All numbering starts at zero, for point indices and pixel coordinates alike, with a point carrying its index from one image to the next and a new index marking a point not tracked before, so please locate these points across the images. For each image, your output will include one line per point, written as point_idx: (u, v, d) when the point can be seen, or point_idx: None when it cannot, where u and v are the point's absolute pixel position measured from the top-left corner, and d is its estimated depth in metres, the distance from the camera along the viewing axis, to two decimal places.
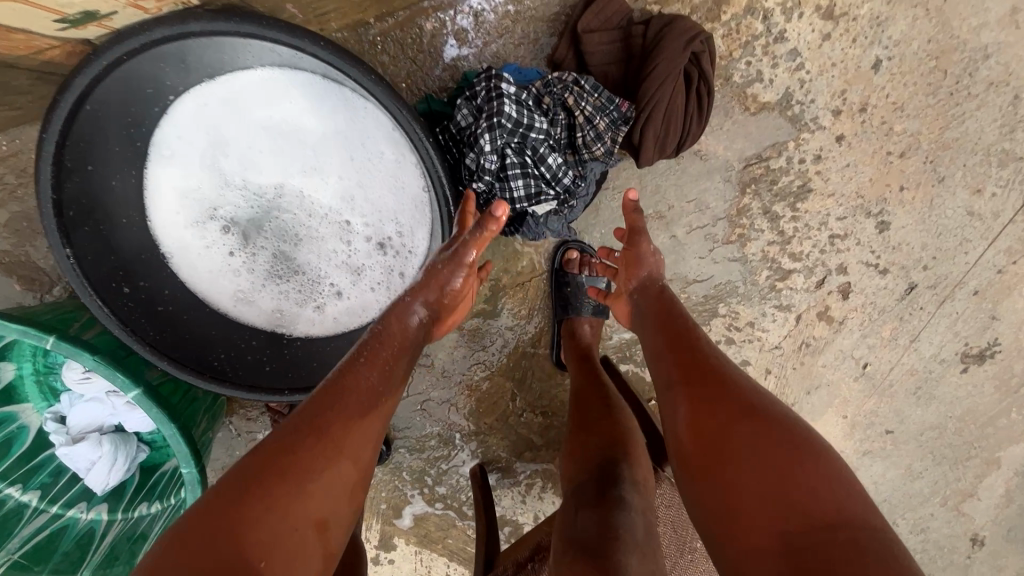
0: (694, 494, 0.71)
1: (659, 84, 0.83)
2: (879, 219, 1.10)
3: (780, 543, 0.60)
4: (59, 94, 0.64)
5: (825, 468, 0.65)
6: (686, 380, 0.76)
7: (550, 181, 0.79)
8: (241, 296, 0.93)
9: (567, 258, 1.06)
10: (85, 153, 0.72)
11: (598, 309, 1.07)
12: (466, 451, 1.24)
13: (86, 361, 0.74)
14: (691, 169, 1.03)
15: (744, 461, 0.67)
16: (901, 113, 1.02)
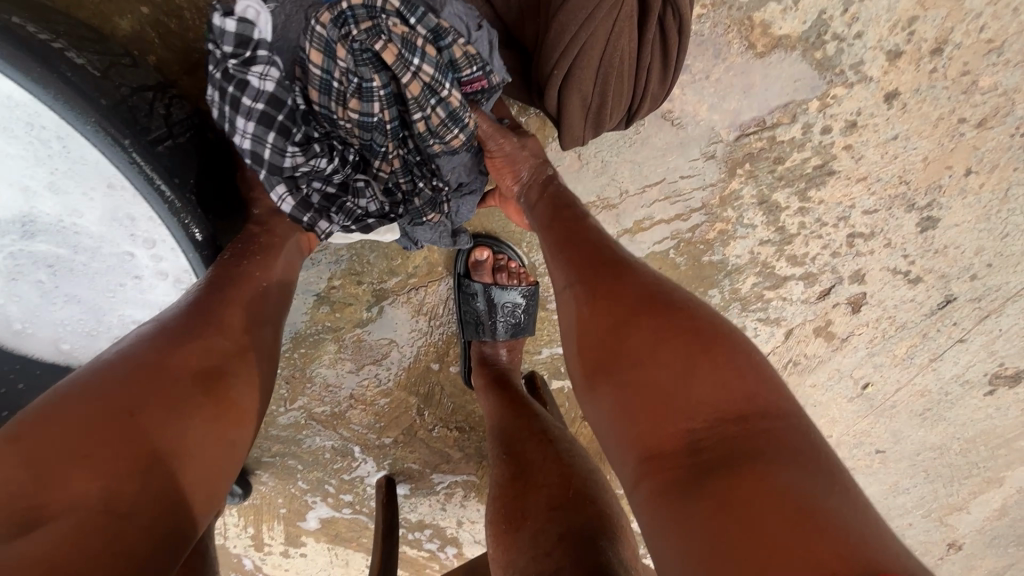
0: (603, 424, 0.46)
1: (586, 19, 0.48)
2: (925, 215, 0.77)
3: (696, 449, 0.40)
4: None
5: (748, 358, 0.44)
6: (578, 282, 0.52)
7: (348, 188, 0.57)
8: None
9: (474, 259, 0.80)
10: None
11: (515, 330, 0.82)
12: (371, 462, 1.05)
13: None
14: (655, 139, 0.69)
15: (651, 365, 0.44)
16: (996, 58, 0.65)
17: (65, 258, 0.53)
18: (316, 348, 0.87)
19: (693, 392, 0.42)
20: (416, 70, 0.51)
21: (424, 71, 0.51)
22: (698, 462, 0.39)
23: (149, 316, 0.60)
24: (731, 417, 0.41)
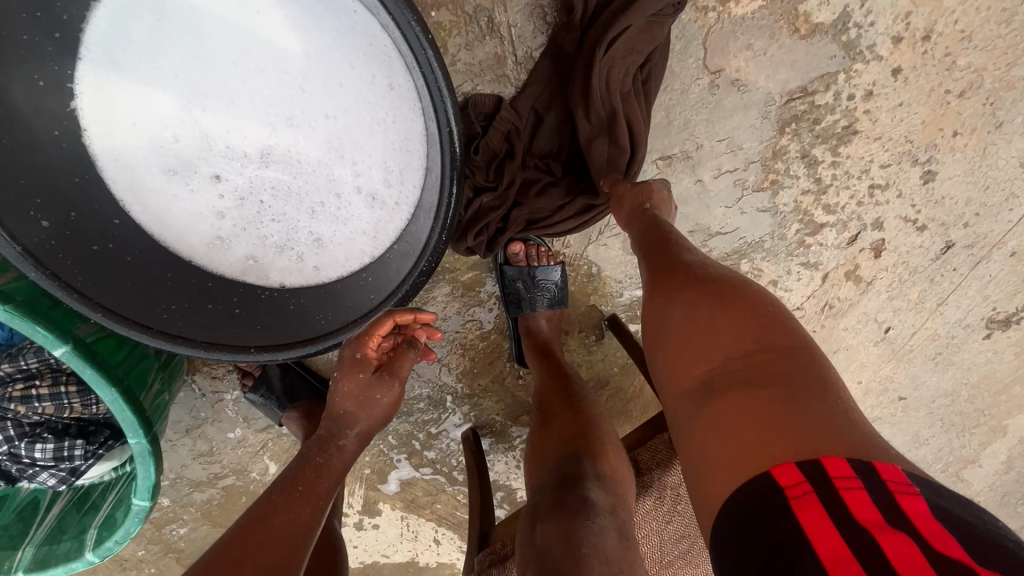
0: (676, 318, 0.62)
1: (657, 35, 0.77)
2: (925, 169, 0.99)
3: (709, 382, 0.55)
4: None
5: (782, 326, 0.56)
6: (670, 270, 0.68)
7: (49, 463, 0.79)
8: (209, 243, 0.76)
9: (511, 251, 0.97)
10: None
11: (554, 302, 0.99)
12: (458, 414, 1.14)
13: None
14: (725, 102, 0.89)
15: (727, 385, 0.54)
16: (966, 45, 0.89)
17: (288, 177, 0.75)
18: (431, 291, 1.01)
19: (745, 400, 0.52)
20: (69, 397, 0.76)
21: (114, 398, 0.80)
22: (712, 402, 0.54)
23: (329, 232, 0.78)
24: (759, 364, 0.53)
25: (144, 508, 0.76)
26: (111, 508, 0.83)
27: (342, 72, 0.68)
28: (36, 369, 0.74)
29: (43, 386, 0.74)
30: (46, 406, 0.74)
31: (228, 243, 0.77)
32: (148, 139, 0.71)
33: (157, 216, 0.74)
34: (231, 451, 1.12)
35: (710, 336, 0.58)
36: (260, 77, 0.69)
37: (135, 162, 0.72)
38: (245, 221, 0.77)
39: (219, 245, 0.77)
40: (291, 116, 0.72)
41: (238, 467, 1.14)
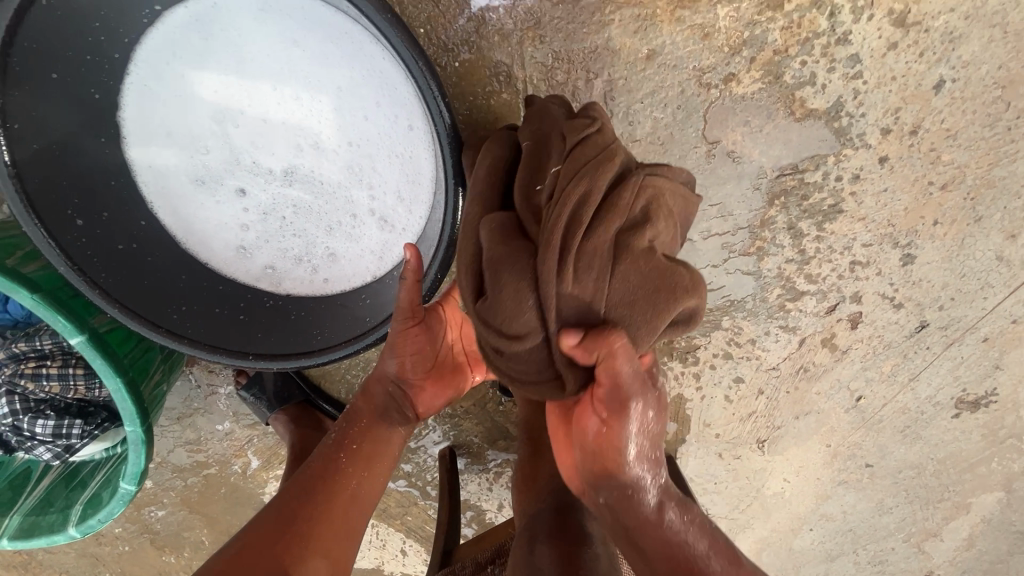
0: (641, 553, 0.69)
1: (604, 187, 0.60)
2: (905, 251, 1.04)
3: None
4: None
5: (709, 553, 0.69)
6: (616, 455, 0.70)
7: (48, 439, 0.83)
8: (233, 251, 0.83)
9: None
10: (45, 59, 0.61)
11: None
12: (438, 432, 1.18)
13: (22, 297, 0.65)
14: (720, 170, 0.95)
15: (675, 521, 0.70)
16: (952, 142, 0.94)
17: (308, 198, 0.82)
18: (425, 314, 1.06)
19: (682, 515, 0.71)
20: (74, 380, 0.81)
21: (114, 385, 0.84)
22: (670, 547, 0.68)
23: (343, 250, 0.84)
24: None
25: (130, 492, 0.81)
26: (99, 486, 0.88)
27: (366, 107, 0.75)
28: (49, 350, 0.79)
29: (54, 366, 0.79)
30: (54, 385, 0.80)
31: (249, 252, 0.84)
32: (185, 153, 0.79)
33: (186, 223, 0.81)
34: (217, 442, 1.16)
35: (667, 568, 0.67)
36: (293, 109, 0.77)
37: (172, 173, 0.79)
38: (267, 233, 0.84)
39: (240, 252, 0.84)
40: (316, 144, 0.78)
41: (222, 458, 1.19)
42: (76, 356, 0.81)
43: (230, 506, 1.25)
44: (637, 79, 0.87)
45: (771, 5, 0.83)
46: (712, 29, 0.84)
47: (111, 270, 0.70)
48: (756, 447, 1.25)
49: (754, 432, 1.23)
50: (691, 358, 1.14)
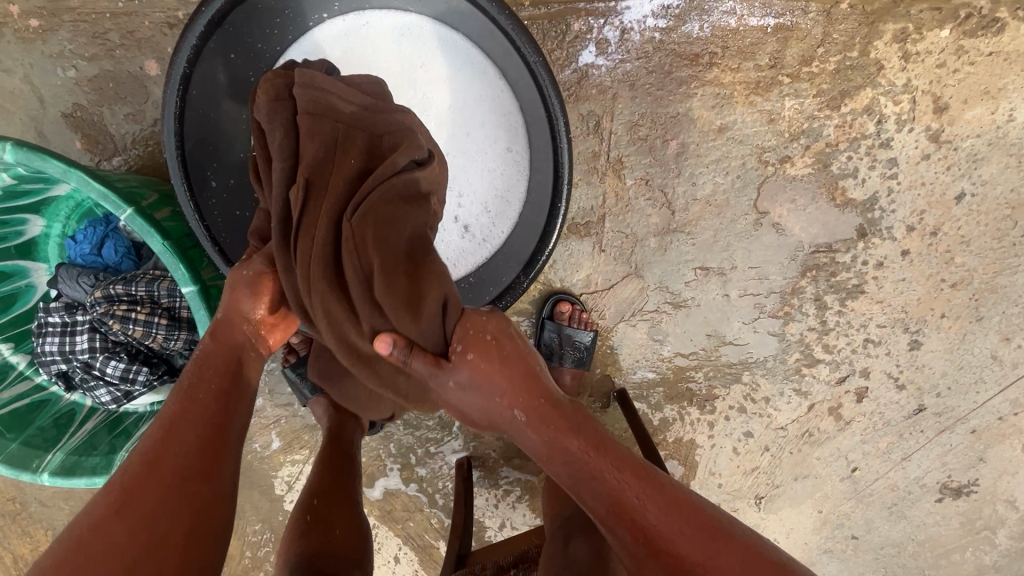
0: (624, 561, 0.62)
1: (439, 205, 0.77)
2: (913, 337, 1.15)
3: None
4: None
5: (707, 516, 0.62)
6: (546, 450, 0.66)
7: (113, 382, 0.87)
8: None
9: (557, 309, 1.08)
10: (229, 39, 0.73)
11: (579, 363, 1.10)
12: (459, 441, 1.22)
13: (153, 243, 0.71)
14: (763, 238, 1.06)
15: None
16: (965, 247, 1.07)
17: None
18: None
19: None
20: (156, 329, 0.85)
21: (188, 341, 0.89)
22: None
23: None
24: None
25: None
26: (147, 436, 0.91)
27: (473, 125, 0.85)
28: (141, 297, 0.84)
29: (141, 313, 0.84)
30: (137, 331, 0.84)
31: None
32: None
33: None
34: None
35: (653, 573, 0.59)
36: None
37: None
38: None
39: None
40: None
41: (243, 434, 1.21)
42: (162, 306, 0.86)
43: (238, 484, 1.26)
44: (707, 146, 0.98)
45: (831, 105, 0.96)
46: (778, 116, 0.96)
47: (228, 234, 0.77)
48: (754, 503, 1.31)
49: (755, 488, 1.29)
50: (709, 407, 1.21)
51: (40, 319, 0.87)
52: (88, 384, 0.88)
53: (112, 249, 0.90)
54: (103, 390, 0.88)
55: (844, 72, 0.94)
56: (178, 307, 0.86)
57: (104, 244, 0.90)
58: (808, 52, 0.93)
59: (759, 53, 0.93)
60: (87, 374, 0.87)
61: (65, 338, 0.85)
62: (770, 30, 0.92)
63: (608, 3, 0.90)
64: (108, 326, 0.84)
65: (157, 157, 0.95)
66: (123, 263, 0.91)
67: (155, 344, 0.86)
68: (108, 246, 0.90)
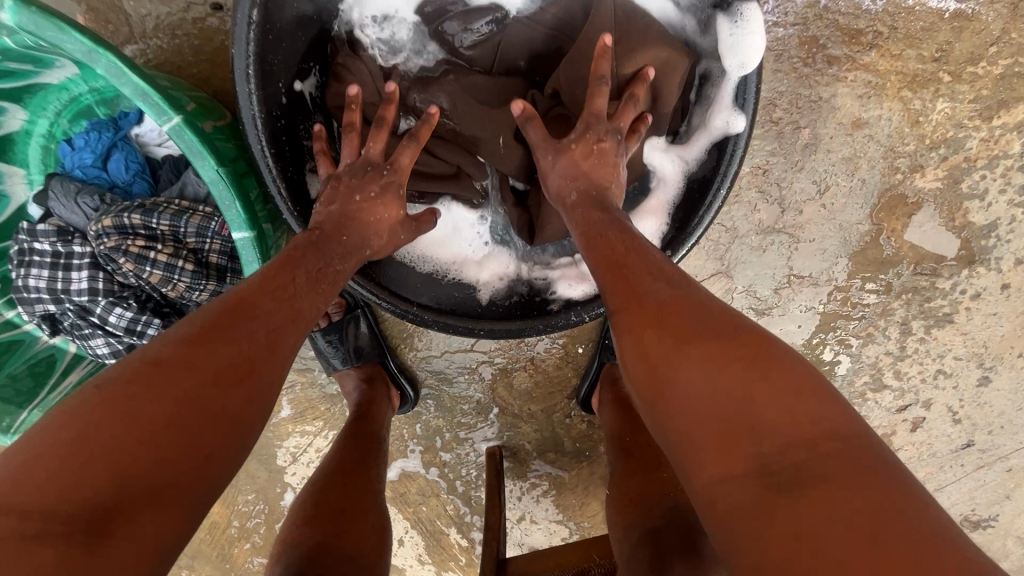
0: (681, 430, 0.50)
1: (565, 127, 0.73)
2: (983, 374, 1.10)
3: (770, 472, 0.45)
4: None
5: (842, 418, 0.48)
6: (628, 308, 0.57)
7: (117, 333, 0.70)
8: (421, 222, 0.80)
9: None
10: None
11: None
12: (493, 429, 1.11)
13: (205, 167, 0.55)
14: (869, 252, 0.96)
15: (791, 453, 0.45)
16: None
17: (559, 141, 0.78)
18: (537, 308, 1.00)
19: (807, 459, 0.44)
20: (177, 274, 0.68)
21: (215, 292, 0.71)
22: (775, 491, 0.44)
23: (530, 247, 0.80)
24: (811, 432, 0.46)
25: None
26: None
27: None
28: (163, 231, 0.66)
29: (163, 253, 0.67)
30: (155, 275, 0.67)
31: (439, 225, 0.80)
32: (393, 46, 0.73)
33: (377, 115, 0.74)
34: None
35: (719, 403, 0.48)
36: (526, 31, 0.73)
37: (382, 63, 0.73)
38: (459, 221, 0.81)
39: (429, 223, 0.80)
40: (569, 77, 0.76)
41: None
42: (187, 247, 0.68)
43: None
44: (840, 141, 0.86)
45: (983, 115, 0.85)
46: (926, 118, 0.85)
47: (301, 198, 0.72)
48: None
49: None
50: None
51: (25, 244, 0.69)
52: (85, 332, 0.71)
53: (122, 163, 0.71)
54: (104, 341, 0.71)
55: (1008, 79, 0.83)
56: (206, 250, 0.69)
57: (111, 156, 0.71)
58: (978, 50, 0.81)
59: (927, 42, 0.80)
60: (84, 319, 0.70)
61: (58, 269, 0.68)
62: (945, 17, 0.79)
63: None
64: (117, 264, 0.66)
65: (190, 53, 0.76)
66: (135, 182, 0.71)
67: (176, 292, 0.69)
68: (116, 159, 0.70)
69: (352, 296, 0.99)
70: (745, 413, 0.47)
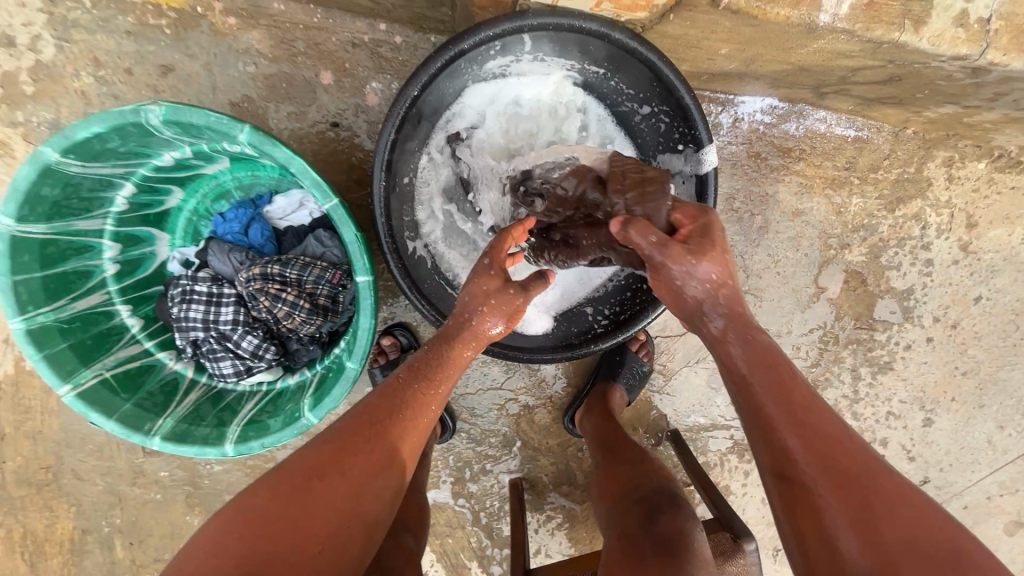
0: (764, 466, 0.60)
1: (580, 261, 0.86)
2: (926, 415, 1.31)
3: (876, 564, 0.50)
4: (454, 45, 0.75)
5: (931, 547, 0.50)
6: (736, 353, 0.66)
7: (248, 355, 0.92)
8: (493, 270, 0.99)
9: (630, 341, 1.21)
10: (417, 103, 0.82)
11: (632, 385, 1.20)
12: (515, 461, 1.28)
13: (348, 233, 0.79)
14: (818, 309, 1.21)
15: (809, 424, 0.59)
16: (976, 342, 1.26)
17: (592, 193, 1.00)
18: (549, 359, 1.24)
19: (811, 416, 0.60)
20: (296, 312, 0.90)
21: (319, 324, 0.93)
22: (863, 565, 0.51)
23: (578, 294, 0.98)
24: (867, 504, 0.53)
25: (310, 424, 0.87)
26: (257, 414, 0.94)
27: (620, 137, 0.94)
28: (291, 279, 0.90)
29: (292, 293, 0.90)
30: (283, 310, 0.89)
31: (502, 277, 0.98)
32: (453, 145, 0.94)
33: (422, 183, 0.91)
34: None
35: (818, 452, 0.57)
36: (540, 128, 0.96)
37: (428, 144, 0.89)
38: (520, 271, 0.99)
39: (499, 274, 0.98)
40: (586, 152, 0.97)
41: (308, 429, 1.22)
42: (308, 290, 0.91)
43: None
44: (785, 225, 1.14)
45: (888, 208, 1.15)
46: (846, 210, 1.14)
47: (416, 271, 0.88)
48: (771, 554, 1.38)
49: (775, 538, 1.37)
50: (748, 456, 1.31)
51: (181, 285, 0.92)
52: (220, 357, 0.92)
53: (254, 230, 0.96)
54: (229, 355, 0.92)
55: (901, 183, 1.13)
56: (319, 293, 0.92)
57: (249, 219, 0.97)
58: (876, 161, 1.12)
59: (837, 156, 1.11)
60: (220, 340, 0.91)
61: (210, 307, 0.90)
62: (848, 139, 1.10)
63: (728, 95, 1.05)
64: (257, 301, 0.89)
65: (307, 154, 1.03)
66: (268, 238, 0.97)
67: (291, 322, 0.91)
68: (254, 226, 0.96)
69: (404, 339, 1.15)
70: (792, 437, 0.58)
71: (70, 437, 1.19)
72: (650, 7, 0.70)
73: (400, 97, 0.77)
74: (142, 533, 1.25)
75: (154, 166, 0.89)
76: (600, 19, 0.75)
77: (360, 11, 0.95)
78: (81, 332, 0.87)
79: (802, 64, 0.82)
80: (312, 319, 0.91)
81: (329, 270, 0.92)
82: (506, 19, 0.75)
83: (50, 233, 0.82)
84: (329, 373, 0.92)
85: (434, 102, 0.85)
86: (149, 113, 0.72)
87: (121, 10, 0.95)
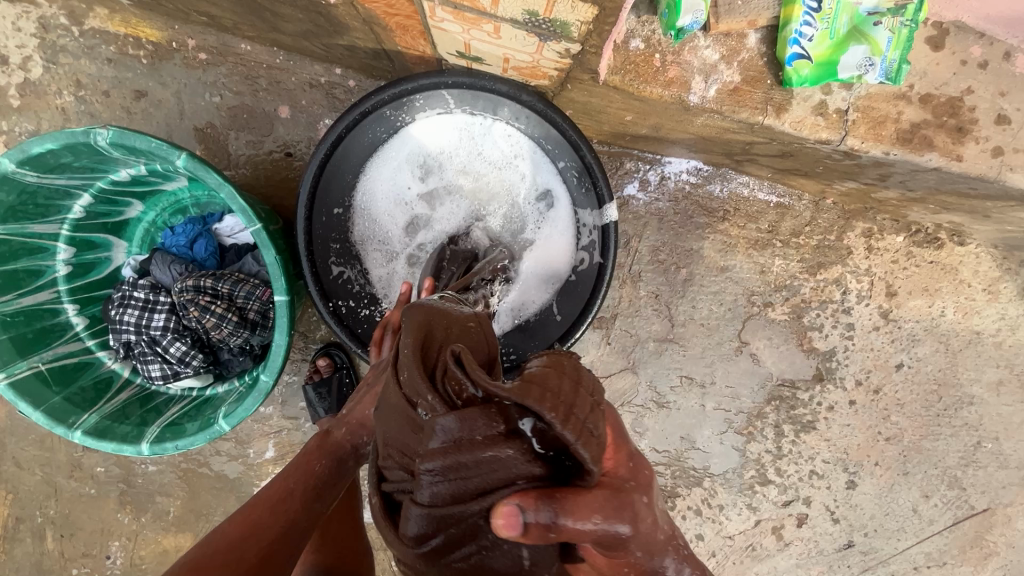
0: None
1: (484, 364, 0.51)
2: (849, 477, 1.32)
3: None
4: (375, 94, 0.83)
5: None
6: None
7: (175, 361, 0.98)
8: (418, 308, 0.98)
9: None
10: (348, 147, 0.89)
11: None
12: None
13: (268, 254, 0.86)
14: (741, 363, 1.25)
15: None
16: (899, 409, 1.28)
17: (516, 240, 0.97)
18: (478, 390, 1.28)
19: None
20: (224, 325, 0.96)
21: (246, 338, 0.99)
22: None
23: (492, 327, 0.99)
24: None
25: (222, 431, 0.92)
26: (178, 417, 0.99)
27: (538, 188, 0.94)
28: (222, 293, 0.97)
29: (220, 307, 0.96)
30: (210, 322, 0.96)
31: None
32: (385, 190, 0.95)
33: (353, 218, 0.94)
34: (251, 421, 1.26)
35: None
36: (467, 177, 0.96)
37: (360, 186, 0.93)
38: None
39: None
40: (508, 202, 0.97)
41: (242, 437, 1.27)
42: (238, 305, 0.98)
43: (217, 486, 1.28)
44: (709, 280, 1.20)
45: (808, 271, 1.20)
46: (767, 269, 1.19)
47: (338, 296, 0.93)
48: None
49: None
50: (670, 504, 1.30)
51: (125, 292, 1.00)
52: (150, 360, 0.99)
53: (198, 245, 1.03)
54: (159, 360, 0.99)
55: (821, 249, 1.19)
56: (248, 309, 0.98)
57: (196, 235, 1.04)
58: (797, 227, 1.18)
59: (759, 220, 1.18)
60: (153, 344, 0.98)
61: (145, 313, 0.98)
62: (770, 204, 1.18)
63: (655, 155, 1.14)
64: (187, 311, 0.96)
65: (260, 179, 1.11)
66: (211, 254, 1.04)
67: (218, 334, 0.97)
68: (199, 242, 1.03)
69: (339, 358, 1.22)
70: None
71: (16, 424, 1.25)
72: (548, 77, 0.76)
73: (323, 140, 0.85)
74: (71, 526, 1.28)
75: (112, 180, 0.97)
76: (508, 82, 0.83)
77: (316, 57, 1.04)
78: (24, 325, 0.95)
79: (702, 134, 0.89)
80: (238, 333, 0.98)
81: (260, 288, 0.99)
82: (425, 76, 0.83)
83: (5, 234, 0.90)
84: (248, 385, 0.97)
85: (365, 145, 0.91)
86: (96, 136, 0.81)
87: (105, 40, 1.06)
